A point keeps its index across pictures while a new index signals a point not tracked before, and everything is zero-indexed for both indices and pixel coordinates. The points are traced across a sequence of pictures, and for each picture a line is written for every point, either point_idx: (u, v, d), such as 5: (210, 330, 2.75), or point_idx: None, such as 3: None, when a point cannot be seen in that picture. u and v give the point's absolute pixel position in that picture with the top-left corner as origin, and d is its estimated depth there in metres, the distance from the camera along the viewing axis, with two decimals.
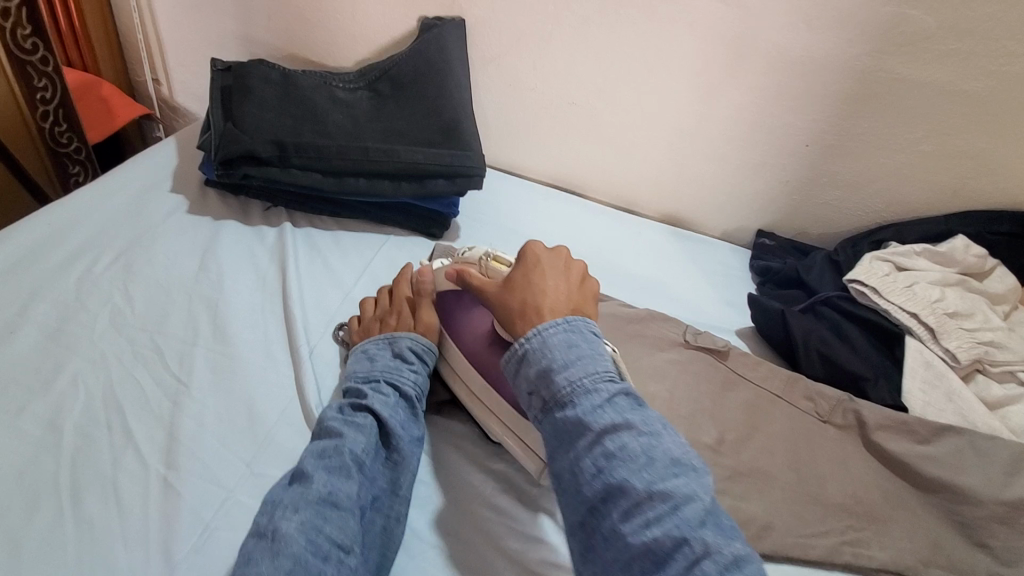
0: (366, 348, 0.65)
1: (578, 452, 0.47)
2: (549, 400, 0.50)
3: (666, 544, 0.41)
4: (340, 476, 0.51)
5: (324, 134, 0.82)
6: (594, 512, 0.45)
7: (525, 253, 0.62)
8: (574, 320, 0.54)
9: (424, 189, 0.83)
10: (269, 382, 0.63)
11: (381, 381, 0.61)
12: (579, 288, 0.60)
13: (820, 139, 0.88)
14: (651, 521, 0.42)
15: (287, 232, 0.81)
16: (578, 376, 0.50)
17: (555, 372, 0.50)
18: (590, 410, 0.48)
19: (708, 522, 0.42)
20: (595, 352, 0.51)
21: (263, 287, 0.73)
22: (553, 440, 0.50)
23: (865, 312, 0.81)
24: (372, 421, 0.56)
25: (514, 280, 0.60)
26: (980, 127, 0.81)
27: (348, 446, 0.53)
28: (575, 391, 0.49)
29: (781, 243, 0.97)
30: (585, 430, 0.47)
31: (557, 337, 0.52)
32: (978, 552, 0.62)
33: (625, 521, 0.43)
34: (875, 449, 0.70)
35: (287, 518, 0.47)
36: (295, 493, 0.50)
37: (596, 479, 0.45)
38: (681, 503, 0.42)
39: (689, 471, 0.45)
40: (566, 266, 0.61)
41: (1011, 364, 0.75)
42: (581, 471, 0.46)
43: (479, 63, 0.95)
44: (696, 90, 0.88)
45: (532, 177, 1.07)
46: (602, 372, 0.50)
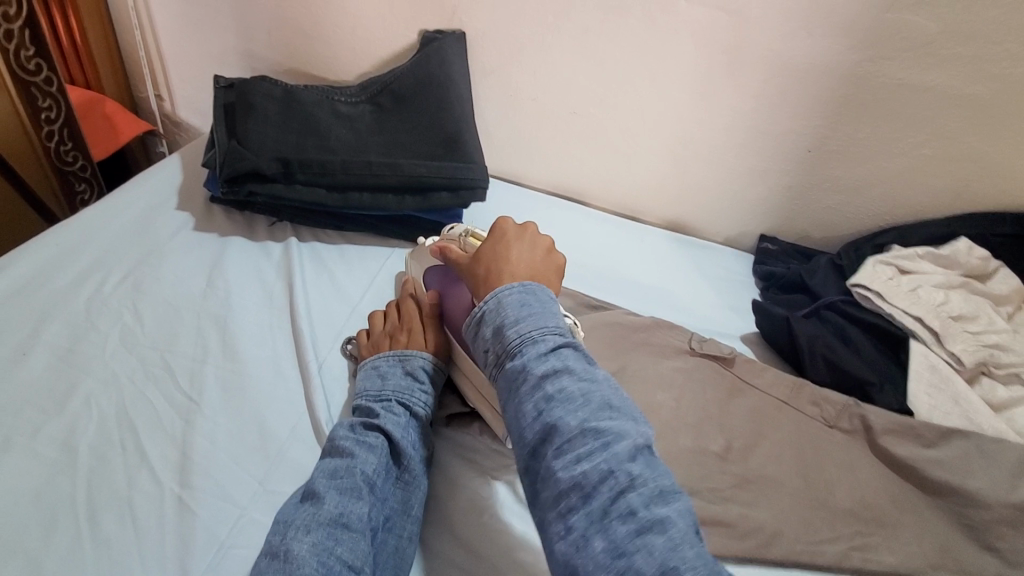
0: (376, 363, 0.65)
1: (521, 398, 0.48)
2: (499, 354, 0.51)
3: (595, 478, 0.43)
4: (351, 497, 0.52)
5: (327, 150, 0.83)
6: (533, 454, 0.46)
7: (494, 228, 0.64)
8: (530, 283, 0.55)
9: (427, 202, 0.84)
10: (279, 398, 0.64)
11: (392, 400, 0.61)
12: (544, 259, 0.61)
13: (822, 144, 0.88)
14: (583, 457, 0.44)
15: (292, 247, 0.81)
16: (527, 329, 0.51)
17: (506, 327, 0.52)
18: (534, 357, 0.49)
19: (637, 458, 0.44)
20: (545, 307, 0.53)
21: (270, 303, 0.74)
22: (497, 389, 0.51)
23: (870, 316, 0.81)
24: (383, 442, 0.57)
25: (482, 251, 0.62)
26: (981, 130, 0.82)
27: (359, 467, 0.54)
28: (522, 341, 0.50)
29: (784, 248, 0.98)
30: (528, 376, 0.48)
31: (511, 296, 0.53)
32: (989, 556, 0.61)
33: (558, 458, 0.45)
34: (882, 454, 0.70)
35: (299, 539, 0.49)
36: (306, 512, 0.51)
37: (536, 421, 0.46)
38: (613, 441, 0.44)
39: (623, 415, 0.47)
40: (532, 238, 0.62)
41: (1016, 367, 0.75)
42: (522, 416, 0.47)
43: (480, 75, 0.95)
44: (698, 98, 0.88)
45: (534, 186, 1.08)
46: (551, 327, 0.51)
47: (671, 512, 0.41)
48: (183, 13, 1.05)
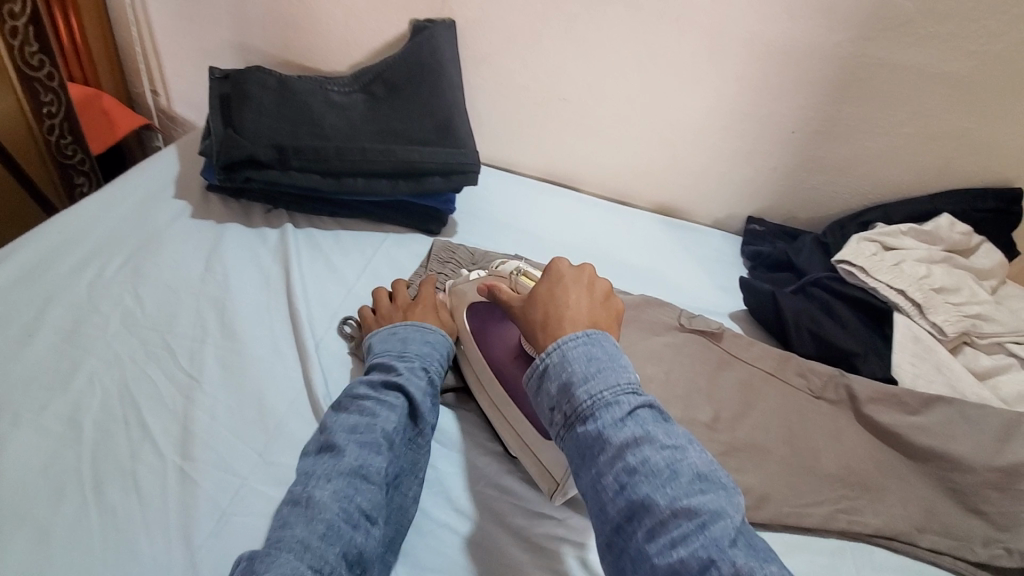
0: (394, 329, 0.67)
1: (599, 469, 0.46)
2: (569, 415, 0.50)
3: (693, 566, 0.40)
4: (372, 451, 0.54)
5: (322, 137, 0.84)
6: (619, 531, 0.45)
7: (550, 268, 0.61)
8: (594, 332, 0.52)
9: (421, 186, 0.85)
10: (277, 375, 0.65)
11: (412, 363, 0.63)
12: (604, 305, 0.58)
13: (806, 125, 0.90)
14: (677, 541, 0.41)
15: (288, 232, 0.83)
16: (598, 390, 0.49)
17: (575, 386, 0.50)
18: (611, 423, 0.47)
19: (738, 542, 0.41)
20: (614, 361, 0.51)
21: (266, 285, 0.75)
22: (575, 457, 0.49)
23: (854, 291, 0.82)
24: (403, 402, 0.59)
25: (539, 294, 0.59)
26: (961, 107, 0.84)
27: (379, 424, 0.56)
28: (595, 404, 0.48)
29: (770, 228, 1.00)
30: (606, 445, 0.47)
31: (577, 351, 0.51)
32: (974, 518, 0.64)
33: (651, 540, 0.42)
34: (867, 421, 0.72)
35: (321, 487, 0.50)
36: (326, 462, 0.52)
37: (620, 496, 0.45)
38: (708, 522, 0.41)
39: (715, 488, 0.44)
40: (590, 281, 0.60)
41: (998, 336, 0.77)
42: (603, 489, 0.46)
43: (471, 63, 0.97)
44: (685, 81, 0.90)
45: (526, 173, 1.09)
46: (622, 385, 0.49)
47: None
48: (178, 7, 1.06)
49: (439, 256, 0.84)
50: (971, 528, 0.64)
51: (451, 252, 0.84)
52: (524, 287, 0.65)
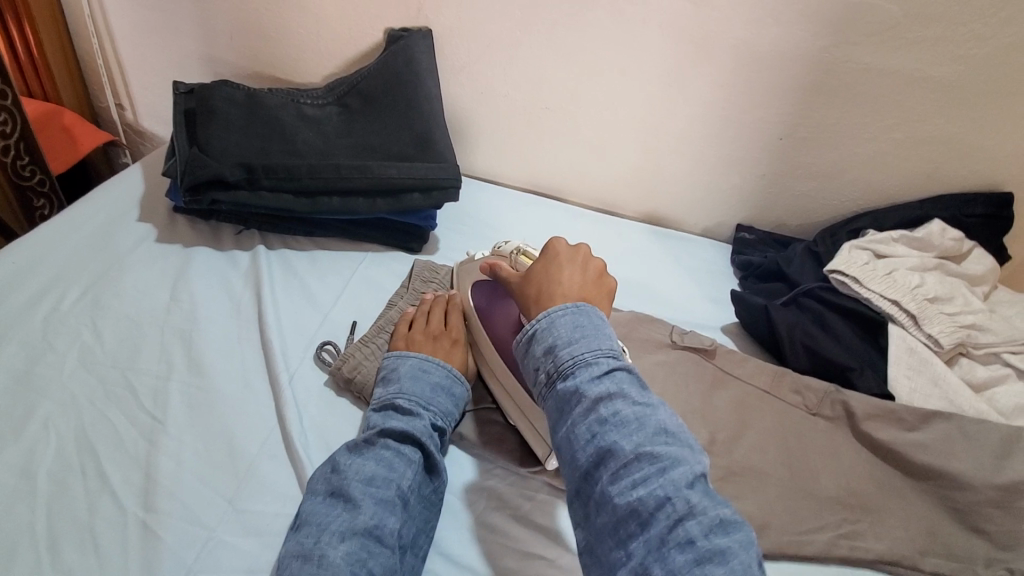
0: (426, 365, 0.64)
1: (573, 420, 0.48)
2: (551, 374, 0.52)
3: (651, 505, 0.42)
4: (388, 509, 0.52)
5: (294, 154, 0.80)
6: (588, 478, 0.46)
7: (546, 246, 0.63)
8: (584, 305, 0.54)
9: (399, 204, 0.82)
10: (247, 413, 0.61)
11: (434, 415, 0.60)
12: (597, 284, 0.59)
13: (794, 132, 0.88)
14: (638, 482, 0.44)
15: (260, 255, 0.79)
16: (579, 350, 0.51)
17: (558, 347, 0.52)
18: (587, 379, 0.49)
19: (695, 485, 0.43)
20: (598, 329, 0.52)
21: (236, 313, 0.71)
22: (552, 411, 0.51)
23: (847, 301, 0.81)
24: (421, 458, 0.56)
25: (533, 273, 0.61)
26: (950, 112, 0.82)
27: (397, 480, 0.53)
28: (575, 363, 0.50)
29: (760, 237, 0.98)
30: (582, 398, 0.48)
31: (564, 319, 0.53)
32: (977, 538, 0.63)
33: (614, 483, 0.44)
34: (865, 439, 0.70)
35: (333, 545, 0.48)
36: (340, 517, 0.50)
37: (590, 444, 0.47)
38: (669, 467, 0.44)
39: (679, 441, 0.46)
40: (585, 261, 0.60)
41: (994, 345, 0.76)
42: (575, 439, 0.47)
43: (449, 72, 0.93)
44: (669, 88, 0.87)
45: (509, 184, 1.06)
46: (603, 349, 0.51)
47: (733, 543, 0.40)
48: (139, 17, 1.01)
49: (421, 275, 0.80)
50: (974, 549, 0.62)
51: (435, 272, 0.81)
52: (522, 265, 0.67)
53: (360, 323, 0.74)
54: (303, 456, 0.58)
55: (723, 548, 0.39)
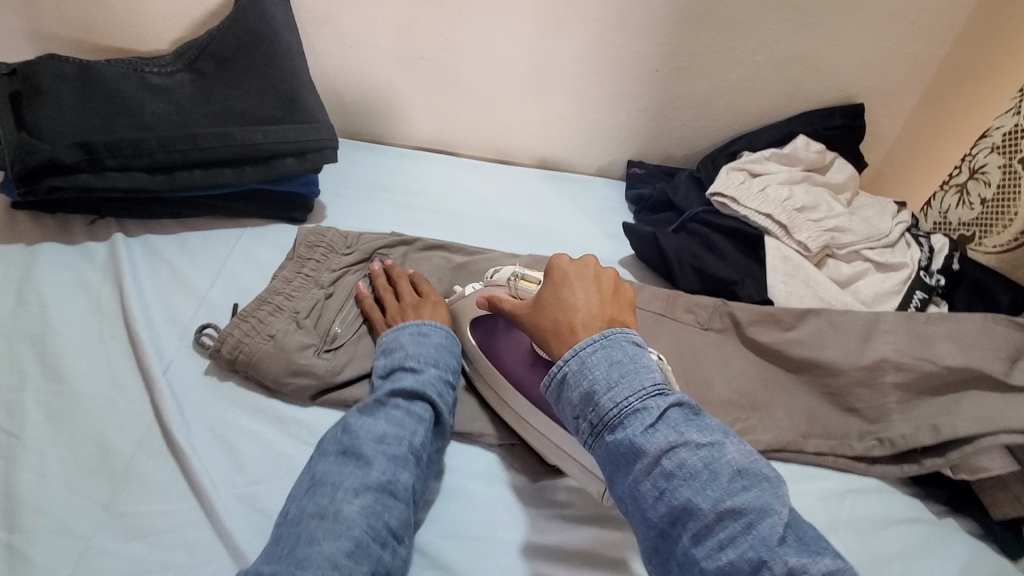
0: (425, 329, 0.64)
1: (635, 478, 0.43)
2: (596, 423, 0.46)
3: (744, 568, 0.37)
4: (401, 464, 0.52)
5: (143, 128, 0.72)
6: (665, 537, 0.42)
7: (550, 267, 0.58)
8: (612, 333, 0.49)
9: (272, 171, 0.77)
10: (120, 413, 0.57)
11: (443, 372, 0.61)
12: (613, 300, 0.55)
13: (667, 63, 0.90)
14: (725, 544, 0.38)
15: (118, 244, 0.72)
16: (623, 396, 0.45)
17: (599, 394, 0.46)
18: (640, 430, 0.44)
19: (788, 539, 0.38)
20: (636, 361, 0.47)
21: (98, 309, 0.65)
22: (606, 466, 0.46)
23: (728, 221, 0.86)
24: (430, 414, 0.57)
25: (544, 299, 0.56)
26: (803, 30, 0.87)
27: (409, 438, 0.53)
28: (623, 412, 0.45)
29: (651, 170, 1.00)
30: (640, 453, 0.43)
31: (595, 356, 0.48)
32: (850, 416, 0.70)
33: (698, 545, 0.40)
34: (751, 343, 0.75)
35: (348, 501, 0.48)
36: (353, 473, 0.50)
37: (659, 502, 0.42)
38: (756, 520, 0.38)
39: (760, 483, 0.40)
40: (596, 276, 0.56)
41: (855, 244, 0.82)
42: (642, 497, 0.43)
43: (313, 26, 0.87)
44: (542, 27, 0.86)
45: (401, 144, 1.03)
46: (649, 388, 0.45)
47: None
48: None
49: (306, 241, 0.75)
50: (847, 426, 0.69)
51: (322, 235, 0.76)
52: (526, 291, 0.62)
53: (241, 304, 0.69)
54: (186, 446, 0.55)
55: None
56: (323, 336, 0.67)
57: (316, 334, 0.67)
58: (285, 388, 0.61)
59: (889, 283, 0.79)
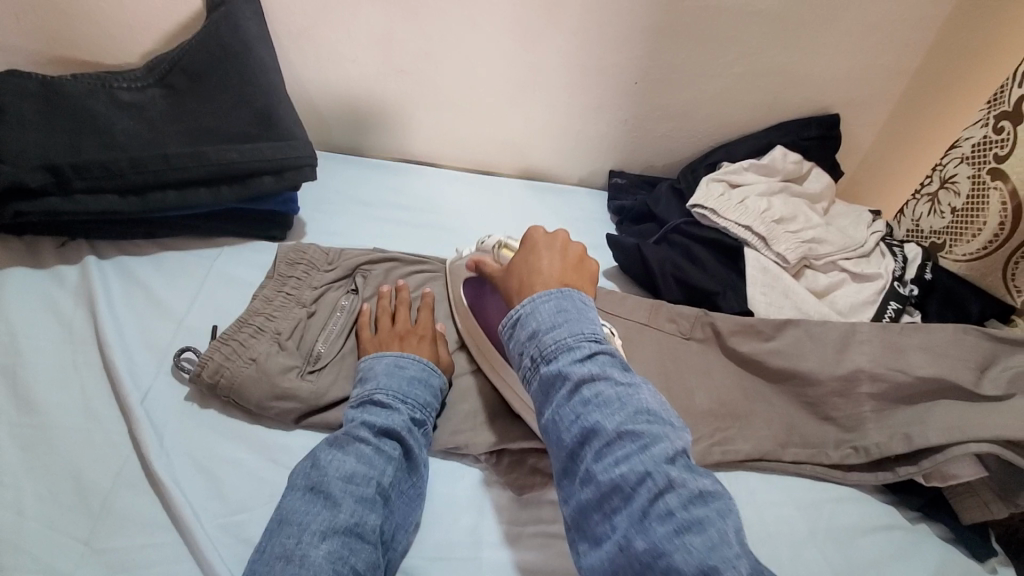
0: (401, 360, 0.63)
1: (559, 403, 0.48)
2: (534, 358, 0.51)
3: (633, 479, 0.43)
4: (368, 506, 0.52)
5: (112, 148, 0.70)
6: (574, 456, 0.47)
7: (524, 237, 0.62)
8: (569, 290, 0.54)
9: (249, 190, 0.76)
10: (97, 444, 0.56)
11: (412, 408, 0.60)
12: (577, 266, 0.59)
13: (647, 75, 0.91)
14: (621, 460, 0.44)
15: (90, 266, 0.70)
16: (562, 335, 0.50)
17: (541, 333, 0.51)
18: (570, 362, 0.49)
19: (675, 460, 0.44)
20: (581, 314, 0.52)
21: (70, 336, 0.63)
22: (536, 394, 0.51)
23: (708, 232, 0.87)
24: (399, 452, 0.57)
25: (515, 263, 0.60)
26: (780, 43, 0.88)
27: (376, 477, 0.54)
28: (559, 348, 0.50)
29: (632, 180, 1.01)
30: (567, 382, 0.48)
31: (547, 304, 0.53)
32: (827, 424, 0.71)
33: (599, 461, 0.45)
34: (731, 354, 0.77)
35: (315, 545, 0.48)
36: (321, 515, 0.50)
37: (574, 424, 0.47)
38: (650, 443, 0.44)
39: (662, 420, 0.47)
40: (564, 246, 0.60)
41: (832, 255, 0.84)
42: (560, 420, 0.48)
43: (289, 38, 0.85)
44: (524, 40, 0.85)
45: (381, 155, 1.02)
46: (586, 334, 0.51)
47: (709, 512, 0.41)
48: None
49: (288, 258, 0.73)
50: (825, 435, 0.71)
51: (303, 253, 0.75)
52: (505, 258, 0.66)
53: (220, 326, 0.68)
54: (166, 476, 0.54)
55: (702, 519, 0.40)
56: (306, 357, 0.66)
57: (300, 355, 0.66)
58: (268, 412, 0.60)
59: (865, 293, 0.81)
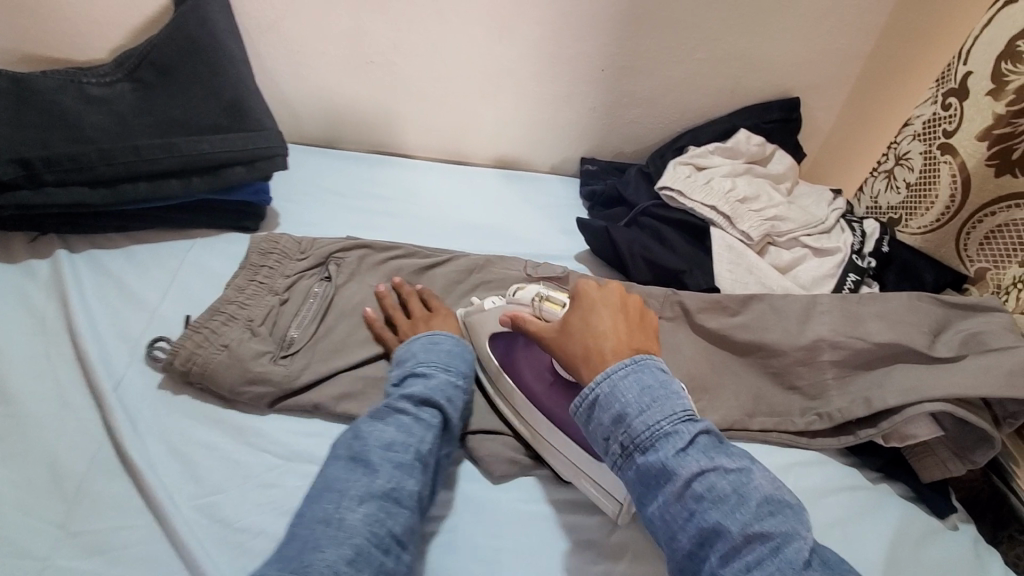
0: (436, 338, 0.65)
1: (666, 500, 0.45)
2: (627, 445, 0.48)
3: None
4: (407, 472, 0.52)
5: (82, 141, 0.71)
6: (692, 556, 0.44)
7: (576, 292, 0.59)
8: (643, 358, 0.51)
9: (220, 180, 0.76)
10: (72, 431, 0.56)
11: (451, 380, 0.61)
12: (640, 326, 0.57)
13: (613, 63, 0.93)
14: (753, 565, 0.40)
15: (61, 260, 0.70)
16: (655, 419, 0.47)
17: (631, 417, 0.48)
18: (671, 454, 0.45)
19: (813, 562, 0.40)
20: (667, 388, 0.49)
21: (43, 328, 0.64)
22: (636, 488, 0.47)
23: (676, 214, 0.89)
24: (438, 422, 0.57)
25: (571, 322, 0.58)
26: (739, 28, 0.91)
27: (416, 445, 0.54)
28: (655, 435, 0.46)
29: (603, 166, 1.03)
30: (672, 476, 0.45)
31: (628, 380, 0.49)
32: (792, 394, 0.74)
33: (726, 567, 0.41)
34: (700, 329, 0.79)
35: (352, 508, 0.48)
36: (360, 481, 0.51)
37: (689, 524, 0.44)
38: (781, 545, 0.41)
39: (783, 507, 0.43)
40: (622, 302, 0.58)
41: (794, 232, 0.86)
42: (672, 519, 0.44)
43: (257, 32, 0.86)
44: (490, 30, 0.87)
45: (355, 147, 1.03)
46: (679, 412, 0.47)
47: None
48: None
49: (259, 248, 0.74)
50: (791, 404, 0.73)
51: (274, 243, 0.75)
52: (551, 313, 0.63)
53: (193, 315, 0.69)
54: (139, 459, 0.55)
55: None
56: (279, 343, 0.67)
57: (272, 342, 0.66)
58: (242, 397, 0.61)
59: (825, 267, 0.84)
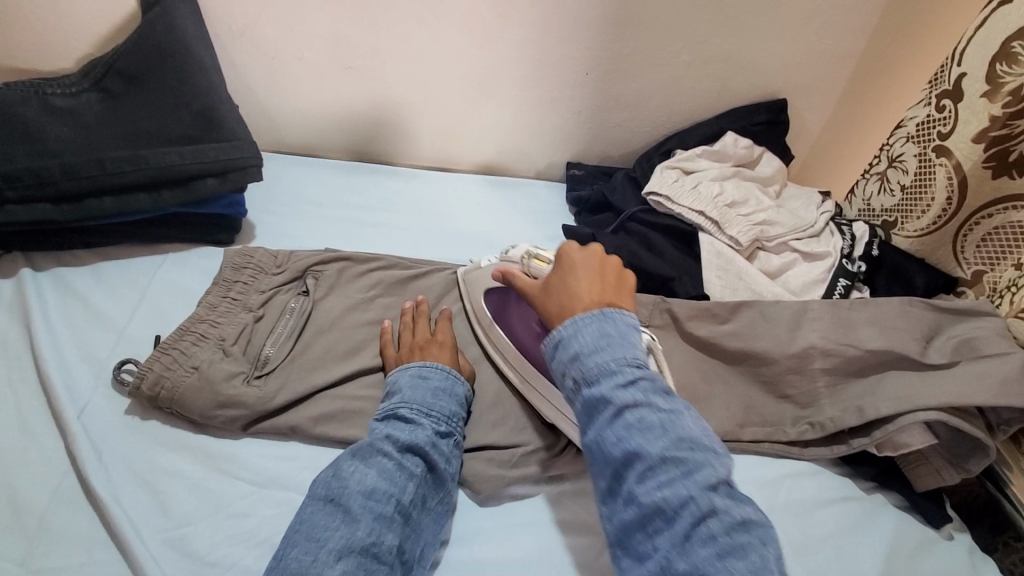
0: (425, 371, 0.62)
1: (600, 425, 0.48)
2: (575, 378, 0.51)
3: (675, 503, 0.43)
4: (387, 524, 0.50)
5: (45, 155, 0.67)
6: (616, 476, 0.47)
7: (560, 254, 0.60)
8: (611, 311, 0.53)
9: (191, 193, 0.74)
10: (34, 462, 0.54)
11: (436, 421, 0.59)
12: (617, 287, 0.57)
13: (598, 66, 0.91)
14: (663, 484, 0.44)
15: (25, 280, 0.68)
16: (605, 357, 0.50)
17: (583, 354, 0.51)
18: (612, 386, 0.48)
19: (719, 487, 0.44)
20: (624, 336, 0.51)
21: (4, 352, 0.61)
22: (579, 415, 0.51)
23: (664, 219, 0.88)
24: (422, 469, 0.55)
25: (551, 282, 0.59)
26: (726, 29, 0.89)
27: (397, 495, 0.52)
28: (602, 370, 0.49)
29: (589, 170, 1.01)
30: (609, 405, 0.48)
31: (588, 326, 0.52)
32: (784, 402, 0.72)
33: (641, 484, 0.45)
34: (689, 337, 0.77)
35: (329, 564, 0.46)
36: (338, 532, 0.49)
37: (616, 448, 0.46)
38: (694, 471, 0.44)
39: (706, 446, 0.46)
40: (602, 264, 0.59)
41: (783, 236, 0.85)
42: (602, 440, 0.48)
43: (231, 38, 0.83)
44: (472, 35, 0.85)
45: (335, 154, 1.00)
46: (629, 355, 0.50)
47: (755, 540, 0.41)
48: None
49: (233, 263, 0.72)
50: (783, 413, 0.72)
51: (249, 257, 0.73)
52: (538, 270, 0.64)
53: (163, 335, 0.66)
54: (104, 491, 0.52)
55: (746, 546, 0.40)
56: (253, 362, 0.64)
57: (246, 361, 0.64)
58: (213, 420, 0.59)
59: (815, 272, 0.82)
